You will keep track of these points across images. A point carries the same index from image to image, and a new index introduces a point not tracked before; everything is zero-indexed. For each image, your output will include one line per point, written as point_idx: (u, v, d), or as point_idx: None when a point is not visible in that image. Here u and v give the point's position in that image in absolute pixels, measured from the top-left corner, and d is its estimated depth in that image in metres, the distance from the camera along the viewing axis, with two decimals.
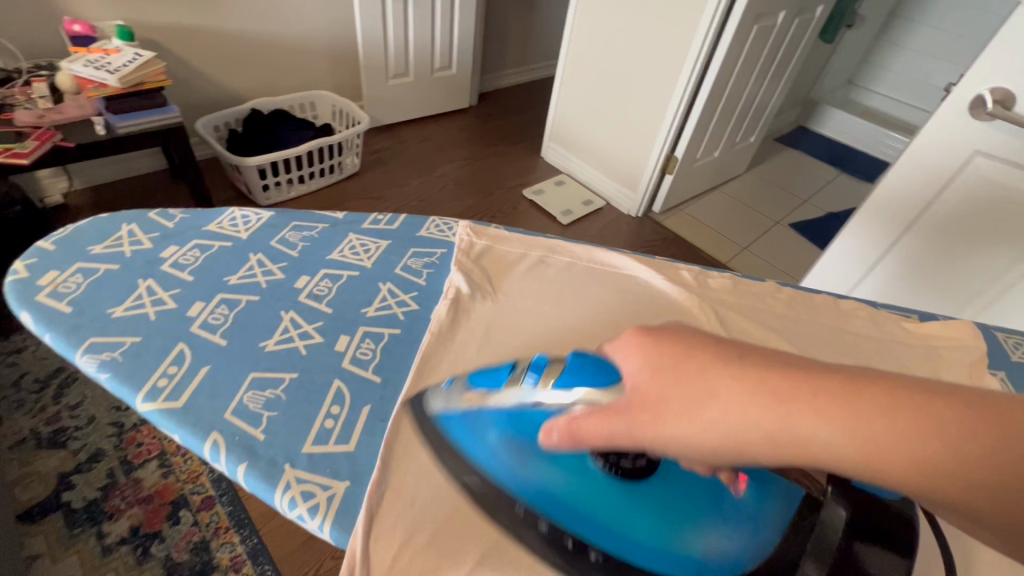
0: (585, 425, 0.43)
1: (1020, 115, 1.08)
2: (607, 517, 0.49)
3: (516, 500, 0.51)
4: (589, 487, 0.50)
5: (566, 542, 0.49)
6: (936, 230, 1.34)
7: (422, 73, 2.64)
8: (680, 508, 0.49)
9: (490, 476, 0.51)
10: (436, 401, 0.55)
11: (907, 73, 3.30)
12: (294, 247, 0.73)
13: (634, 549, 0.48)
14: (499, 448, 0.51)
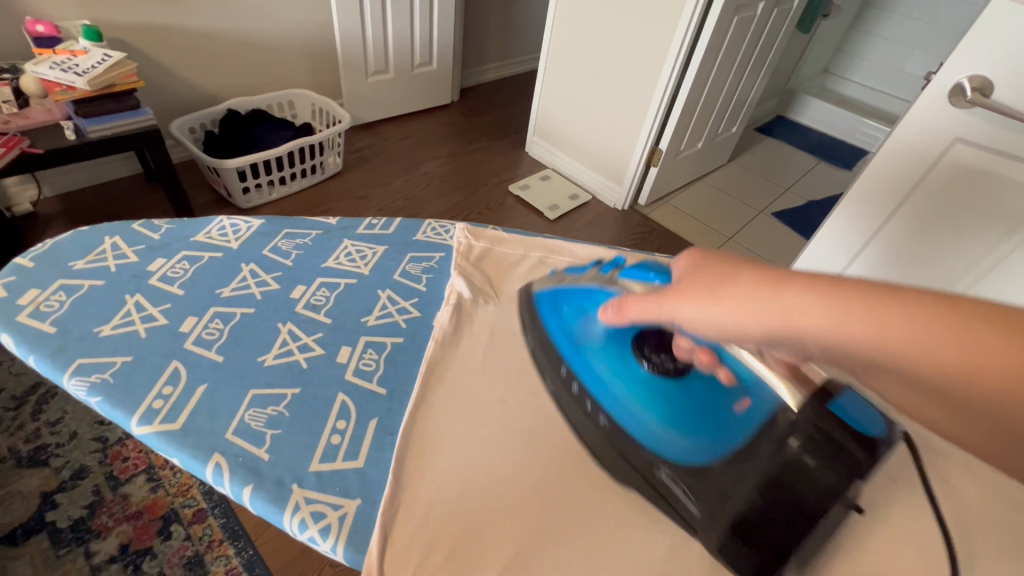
0: (630, 302, 0.56)
1: (997, 102, 1.10)
2: (625, 393, 0.59)
3: (562, 361, 0.63)
4: (624, 371, 0.60)
5: (584, 405, 0.60)
6: (918, 216, 1.36)
7: (403, 70, 2.60)
8: (687, 409, 0.57)
9: (550, 340, 0.64)
10: (539, 283, 0.70)
11: (881, 61, 3.36)
12: (287, 256, 0.71)
13: (633, 422, 0.57)
14: (568, 320, 0.64)
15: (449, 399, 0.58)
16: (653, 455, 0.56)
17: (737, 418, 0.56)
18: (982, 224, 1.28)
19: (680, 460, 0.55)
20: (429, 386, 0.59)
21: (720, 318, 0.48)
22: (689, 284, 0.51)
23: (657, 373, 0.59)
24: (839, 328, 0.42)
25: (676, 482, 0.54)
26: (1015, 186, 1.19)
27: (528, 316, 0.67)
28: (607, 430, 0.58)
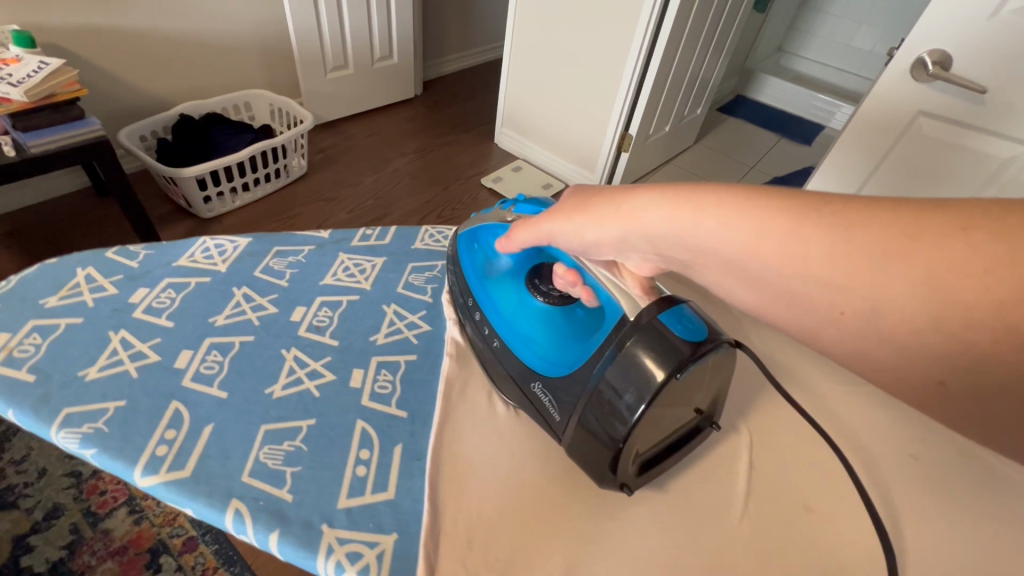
0: (517, 232, 0.60)
1: (957, 76, 1.14)
2: (512, 318, 0.62)
3: (466, 294, 0.66)
4: (518, 300, 0.63)
5: (480, 331, 0.63)
6: (884, 188, 1.39)
7: (363, 65, 2.52)
8: (561, 330, 0.59)
9: (461, 276, 0.68)
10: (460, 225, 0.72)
11: (831, 37, 3.44)
12: (281, 276, 0.67)
13: (514, 341, 0.60)
14: (476, 254, 0.68)
15: (479, 416, 0.58)
16: (526, 371, 0.58)
17: (593, 335, 0.55)
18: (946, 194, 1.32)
19: (547, 374, 0.56)
20: (452, 406, 0.58)
21: (584, 232, 0.51)
22: (566, 208, 0.54)
23: (546, 302, 0.61)
24: (683, 229, 0.44)
25: (545, 395, 0.56)
26: (976, 156, 1.23)
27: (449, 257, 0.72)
28: (495, 352, 0.61)
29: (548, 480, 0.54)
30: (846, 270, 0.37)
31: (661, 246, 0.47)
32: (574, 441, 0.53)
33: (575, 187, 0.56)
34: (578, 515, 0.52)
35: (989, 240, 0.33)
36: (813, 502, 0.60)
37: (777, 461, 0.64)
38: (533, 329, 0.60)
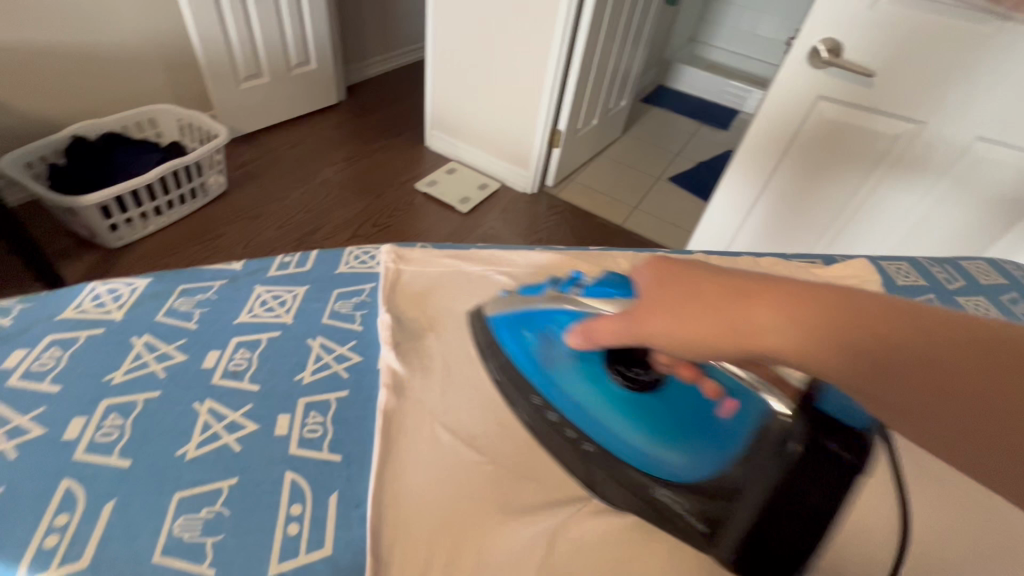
0: (598, 327, 0.51)
1: (848, 61, 1.22)
2: (607, 417, 0.55)
3: (533, 391, 0.58)
4: (601, 391, 0.55)
5: (567, 435, 0.56)
6: (795, 171, 1.48)
7: (279, 72, 2.38)
8: (671, 421, 0.53)
9: (522, 370, 0.60)
10: (492, 306, 0.64)
11: (737, 27, 3.65)
12: (190, 318, 0.62)
13: (620, 446, 0.53)
14: (536, 343, 0.59)
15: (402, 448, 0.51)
16: (646, 476, 0.51)
17: (725, 428, 0.49)
18: (850, 171, 1.41)
19: (680, 479, 0.50)
20: (392, 444, 0.52)
21: (689, 322, 0.43)
22: (650, 292, 0.46)
23: (633, 390, 0.54)
24: (787, 316, 0.38)
25: (678, 504, 0.49)
26: (872, 134, 1.32)
27: (487, 342, 0.63)
28: (596, 458, 0.54)
29: (475, 515, 0.48)
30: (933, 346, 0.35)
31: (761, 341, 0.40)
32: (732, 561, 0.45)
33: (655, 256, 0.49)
34: (513, 551, 0.46)
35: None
36: None
37: None
38: (637, 425, 0.53)
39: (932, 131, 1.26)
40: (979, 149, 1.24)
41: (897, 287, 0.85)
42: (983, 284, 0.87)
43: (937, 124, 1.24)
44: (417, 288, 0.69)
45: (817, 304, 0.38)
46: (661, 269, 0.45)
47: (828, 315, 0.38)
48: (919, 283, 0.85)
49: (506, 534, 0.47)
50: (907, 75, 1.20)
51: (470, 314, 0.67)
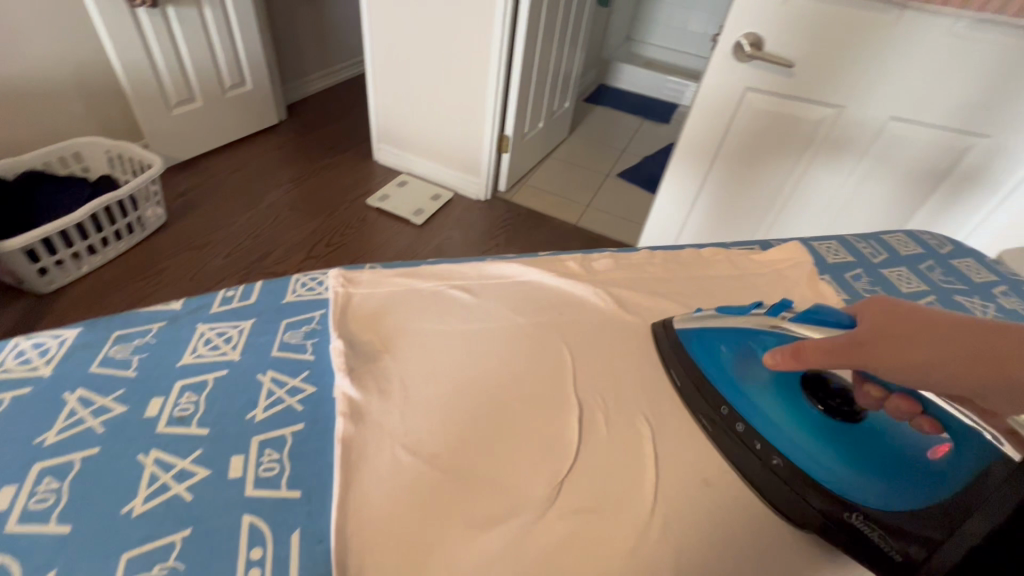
0: (808, 343, 0.51)
1: (769, 53, 1.29)
2: (792, 436, 0.54)
3: (722, 401, 0.59)
4: (789, 410, 0.55)
5: (752, 446, 0.56)
6: (732, 160, 1.55)
7: (213, 96, 2.30)
8: (875, 452, 0.50)
9: (710, 383, 0.60)
10: (682, 322, 0.67)
11: (669, 23, 3.78)
12: (128, 365, 0.59)
13: (811, 465, 0.52)
14: (729, 359, 0.60)
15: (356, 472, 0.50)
16: (837, 499, 0.50)
17: (935, 468, 0.47)
18: (782, 156, 1.49)
19: (873, 506, 0.49)
20: (353, 471, 0.50)
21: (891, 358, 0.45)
22: (877, 321, 0.48)
23: (834, 416, 0.53)
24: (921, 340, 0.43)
25: (870, 529, 0.48)
26: (799, 121, 1.40)
27: (674, 356, 0.65)
28: (781, 473, 0.53)
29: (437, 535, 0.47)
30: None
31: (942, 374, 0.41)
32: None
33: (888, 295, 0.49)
34: (477, 567, 0.45)
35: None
36: (712, 476, 0.55)
37: (683, 443, 0.58)
38: (826, 448, 0.52)
39: (851, 114, 1.34)
40: (893, 128, 1.34)
41: (829, 265, 0.90)
42: (904, 255, 0.94)
43: (854, 107, 1.33)
44: (368, 310, 0.67)
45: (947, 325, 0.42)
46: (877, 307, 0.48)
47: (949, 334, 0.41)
48: (848, 259, 0.91)
49: (471, 550, 0.46)
50: (823, 64, 1.28)
51: (657, 326, 0.70)
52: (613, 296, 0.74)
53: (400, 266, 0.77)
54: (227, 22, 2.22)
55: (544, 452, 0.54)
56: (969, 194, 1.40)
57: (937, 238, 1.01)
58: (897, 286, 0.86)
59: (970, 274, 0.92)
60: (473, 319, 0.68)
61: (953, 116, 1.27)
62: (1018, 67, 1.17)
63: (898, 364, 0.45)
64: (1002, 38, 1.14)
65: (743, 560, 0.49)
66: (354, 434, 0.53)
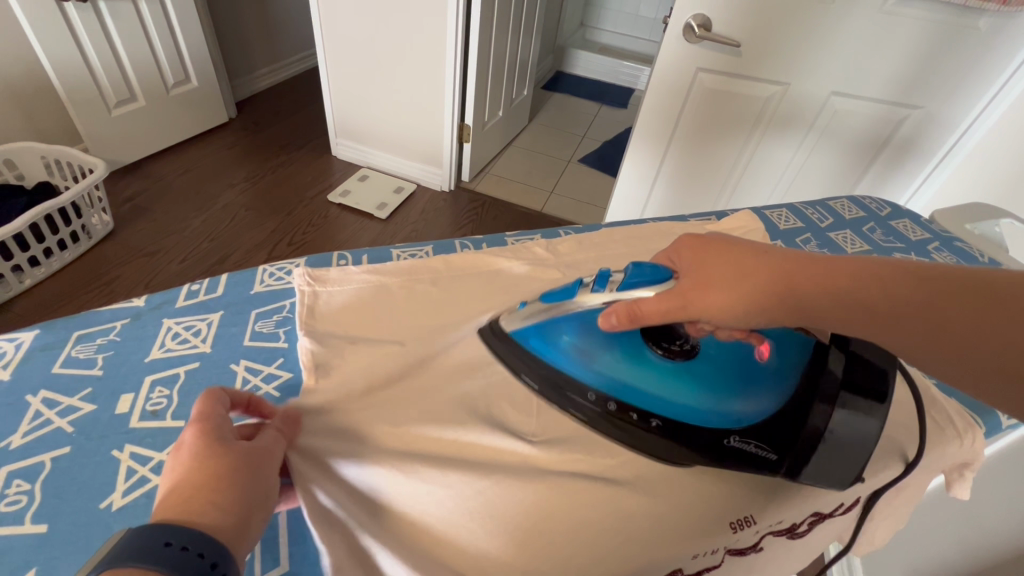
0: (646, 303, 0.52)
1: (718, 34, 1.33)
2: (655, 393, 0.55)
3: (586, 387, 0.57)
4: (640, 370, 0.55)
5: (629, 418, 0.55)
6: (685, 141, 1.60)
7: (155, 94, 2.20)
8: (723, 375, 0.54)
9: (563, 373, 0.58)
10: (513, 321, 0.61)
11: (622, 9, 3.83)
12: (92, 364, 0.57)
13: (681, 410, 0.54)
14: (572, 348, 0.57)
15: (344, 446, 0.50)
16: (718, 431, 0.54)
17: (767, 367, 0.54)
18: (734, 133, 1.54)
19: (745, 421, 0.54)
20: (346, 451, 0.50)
21: (729, 293, 0.49)
22: (695, 261, 0.52)
23: (674, 358, 0.55)
24: (755, 266, 0.49)
25: (747, 444, 0.53)
26: (746, 99, 1.45)
27: (518, 360, 0.60)
28: (661, 432, 0.54)
29: (435, 509, 0.47)
30: (827, 271, 0.47)
31: (781, 299, 0.48)
32: (815, 466, 0.51)
33: (685, 237, 0.57)
34: (482, 535, 0.46)
35: (872, 258, 0.47)
36: None
37: None
38: (686, 394, 0.54)
39: (796, 92, 1.41)
40: (834, 103, 1.41)
41: (781, 232, 0.95)
42: (849, 219, 1.00)
43: (798, 84, 1.39)
44: (335, 312, 0.65)
45: (772, 261, 0.49)
46: (702, 248, 0.53)
47: (779, 260, 0.49)
48: (798, 226, 0.96)
49: (469, 517, 0.47)
50: (768, 44, 1.33)
51: (482, 334, 0.63)
52: (578, 274, 0.76)
53: (369, 263, 0.76)
54: (166, 15, 2.12)
55: (525, 421, 0.56)
56: (905, 162, 1.49)
57: (877, 200, 1.07)
58: (842, 248, 0.92)
59: (908, 233, 0.99)
60: (446, 305, 0.69)
61: (889, 91, 1.36)
62: (945, 41, 1.25)
63: (742, 301, 0.48)
64: (928, 16, 1.22)
65: (722, 507, 0.53)
66: (335, 415, 0.53)
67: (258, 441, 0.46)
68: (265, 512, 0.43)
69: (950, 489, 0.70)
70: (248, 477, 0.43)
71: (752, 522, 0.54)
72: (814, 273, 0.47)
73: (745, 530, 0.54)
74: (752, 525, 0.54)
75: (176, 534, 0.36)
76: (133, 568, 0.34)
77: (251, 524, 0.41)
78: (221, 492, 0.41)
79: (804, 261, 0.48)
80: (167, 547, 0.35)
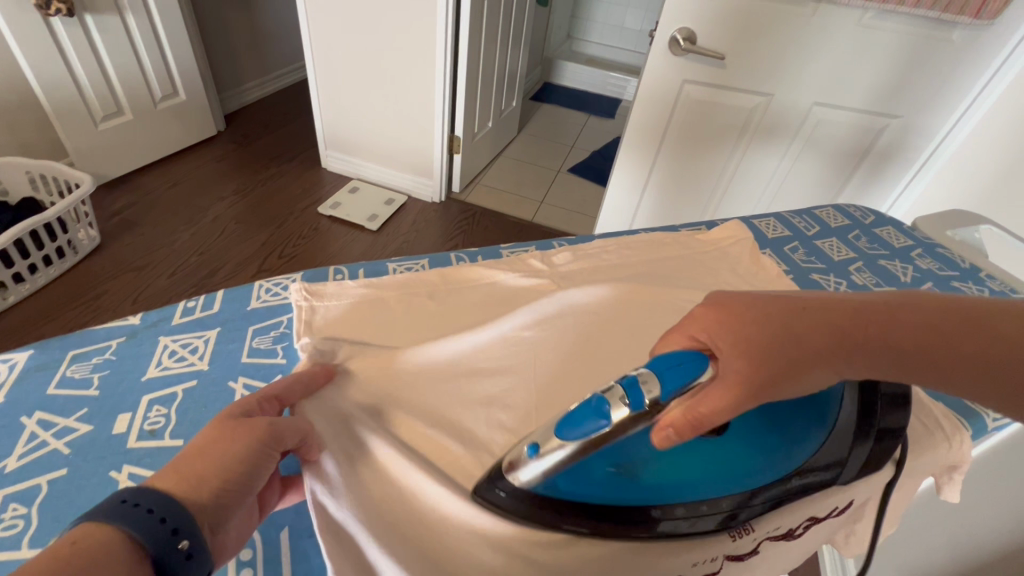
0: (704, 403, 0.44)
1: (703, 47, 1.36)
2: (714, 473, 0.52)
3: (647, 505, 0.49)
4: (685, 452, 0.52)
5: (701, 510, 0.51)
6: (674, 151, 1.63)
7: (143, 108, 2.19)
8: (759, 428, 0.55)
9: (627, 505, 0.48)
10: (524, 474, 0.45)
11: (607, 21, 3.89)
12: (88, 384, 0.57)
13: (748, 475, 0.53)
14: (611, 475, 0.49)
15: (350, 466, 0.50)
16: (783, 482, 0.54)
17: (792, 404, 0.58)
18: (721, 143, 1.57)
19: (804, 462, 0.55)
20: (350, 469, 0.50)
21: (801, 367, 0.46)
22: (736, 337, 0.46)
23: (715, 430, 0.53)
24: (812, 327, 0.47)
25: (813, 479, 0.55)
26: (730, 109, 1.48)
27: (550, 515, 0.47)
28: (738, 506, 0.52)
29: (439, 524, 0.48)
30: (885, 324, 0.47)
31: (849, 355, 0.47)
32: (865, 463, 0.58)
33: (696, 306, 0.51)
34: (485, 548, 0.47)
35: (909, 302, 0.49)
36: None
37: None
38: (741, 461, 0.53)
39: (779, 102, 1.44)
40: (817, 113, 1.45)
41: (769, 241, 0.97)
42: (834, 227, 1.02)
43: (782, 95, 1.43)
44: (333, 326, 0.65)
45: (820, 318, 0.47)
46: (735, 317, 0.48)
47: (827, 317, 0.47)
48: (785, 235, 0.98)
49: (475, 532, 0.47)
50: (750, 56, 1.36)
51: (477, 495, 0.48)
52: (574, 286, 0.77)
53: (366, 277, 0.76)
54: (154, 29, 2.12)
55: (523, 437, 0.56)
56: (887, 170, 1.53)
57: (860, 209, 1.10)
58: (829, 256, 0.94)
59: (891, 240, 1.01)
60: (445, 319, 0.69)
61: (869, 101, 1.39)
62: (921, 53, 1.29)
63: (811, 372, 0.47)
64: (904, 28, 1.26)
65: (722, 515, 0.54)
66: (338, 431, 0.53)
67: (276, 421, 0.47)
68: (239, 494, 0.42)
69: (940, 491, 0.71)
70: (231, 448, 0.43)
71: (750, 530, 0.55)
72: (873, 326, 0.47)
73: (743, 537, 0.55)
74: (751, 533, 0.55)
75: (137, 495, 0.36)
76: (88, 523, 0.34)
77: (226, 485, 0.41)
78: (208, 457, 0.42)
79: (854, 314, 0.48)
80: (124, 503, 0.36)
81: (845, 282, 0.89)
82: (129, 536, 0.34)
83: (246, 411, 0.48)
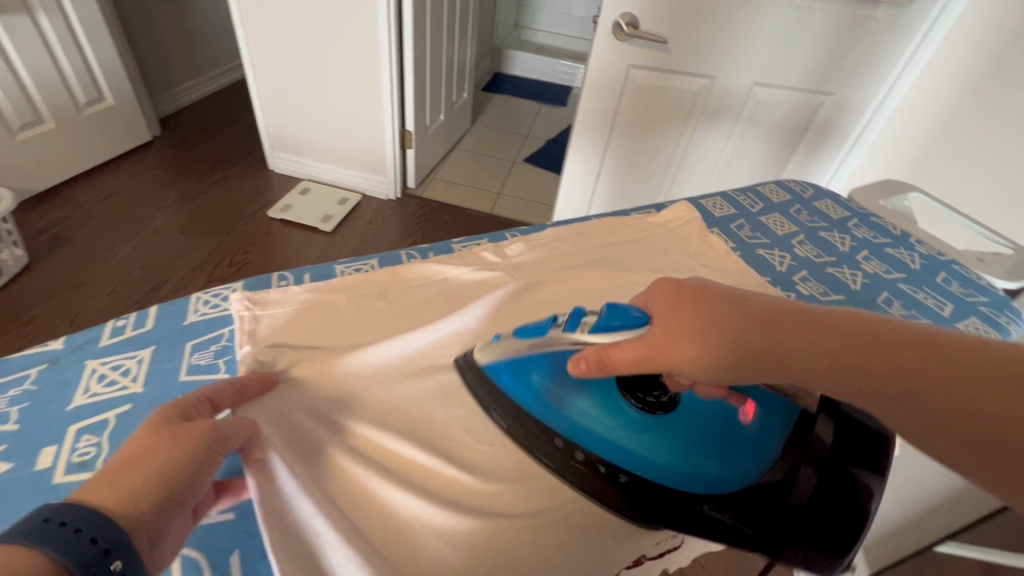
0: (615, 350, 0.50)
1: (645, 32, 1.37)
2: (622, 441, 0.53)
3: (554, 434, 0.54)
4: (617, 419, 0.54)
5: (597, 470, 0.52)
6: (626, 136, 1.64)
7: (65, 115, 2.03)
8: (705, 433, 0.53)
9: (535, 417, 0.55)
10: (482, 353, 0.59)
11: (555, 9, 3.89)
12: (6, 418, 0.53)
13: (644, 464, 0.52)
14: (545, 388, 0.56)
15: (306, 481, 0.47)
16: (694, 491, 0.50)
17: (747, 429, 0.53)
18: (669, 126, 1.60)
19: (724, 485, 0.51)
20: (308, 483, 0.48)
21: (707, 353, 0.45)
22: (670, 303, 0.49)
23: (651, 411, 0.53)
24: (731, 316, 0.46)
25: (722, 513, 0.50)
26: (676, 92, 1.51)
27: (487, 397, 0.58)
28: (629, 488, 0.51)
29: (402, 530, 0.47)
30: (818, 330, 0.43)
31: (769, 352, 0.44)
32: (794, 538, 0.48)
33: (661, 278, 0.54)
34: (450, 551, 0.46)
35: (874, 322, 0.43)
36: None
37: None
38: (661, 447, 0.52)
39: (721, 84, 1.48)
40: (758, 93, 1.49)
41: (717, 220, 1.00)
42: (777, 203, 1.06)
43: (723, 77, 1.46)
44: (279, 334, 0.63)
45: (749, 304, 0.47)
46: (675, 290, 0.50)
47: (759, 306, 0.46)
48: (731, 213, 1.01)
49: (439, 535, 0.47)
50: (691, 38, 1.39)
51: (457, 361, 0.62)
52: (528, 276, 0.77)
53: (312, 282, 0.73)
54: (71, 30, 1.96)
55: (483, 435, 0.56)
56: (825, 145, 1.60)
57: (801, 183, 1.14)
58: (773, 231, 0.98)
59: (829, 212, 1.06)
60: (400, 318, 0.68)
61: (805, 79, 1.44)
62: (851, 30, 1.34)
63: (716, 355, 0.45)
64: (835, 8, 1.31)
65: None
66: (294, 446, 0.51)
67: (215, 426, 0.45)
68: (181, 501, 0.40)
69: None
70: (167, 454, 0.40)
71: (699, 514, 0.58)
72: (800, 329, 0.44)
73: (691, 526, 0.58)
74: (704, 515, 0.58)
75: (63, 512, 0.33)
76: (5, 546, 0.31)
77: (166, 489, 0.39)
78: (141, 464, 0.39)
79: (792, 314, 0.45)
80: (46, 523, 0.33)
81: (788, 255, 0.92)
82: (56, 557, 0.31)
83: (184, 413, 0.46)
